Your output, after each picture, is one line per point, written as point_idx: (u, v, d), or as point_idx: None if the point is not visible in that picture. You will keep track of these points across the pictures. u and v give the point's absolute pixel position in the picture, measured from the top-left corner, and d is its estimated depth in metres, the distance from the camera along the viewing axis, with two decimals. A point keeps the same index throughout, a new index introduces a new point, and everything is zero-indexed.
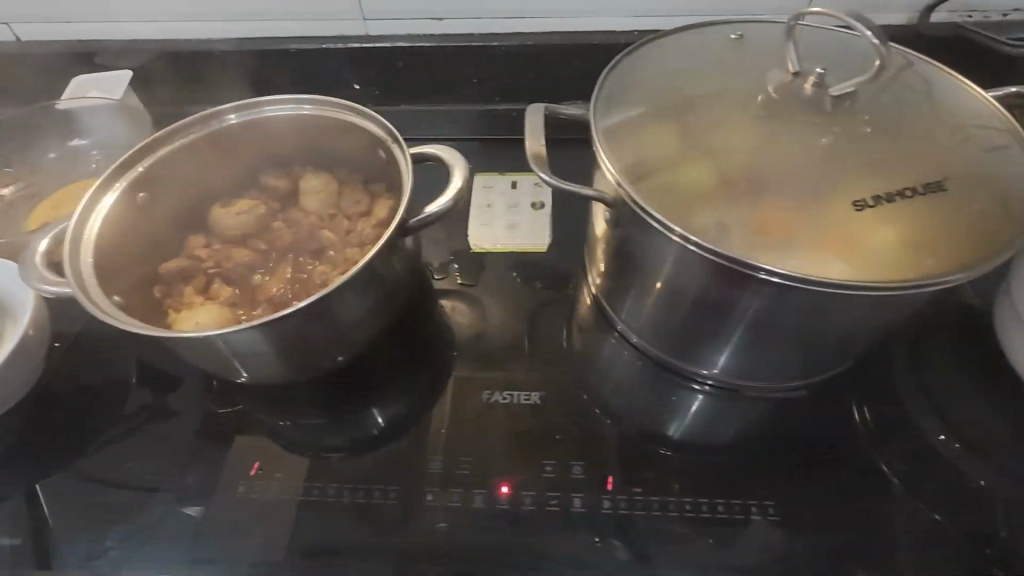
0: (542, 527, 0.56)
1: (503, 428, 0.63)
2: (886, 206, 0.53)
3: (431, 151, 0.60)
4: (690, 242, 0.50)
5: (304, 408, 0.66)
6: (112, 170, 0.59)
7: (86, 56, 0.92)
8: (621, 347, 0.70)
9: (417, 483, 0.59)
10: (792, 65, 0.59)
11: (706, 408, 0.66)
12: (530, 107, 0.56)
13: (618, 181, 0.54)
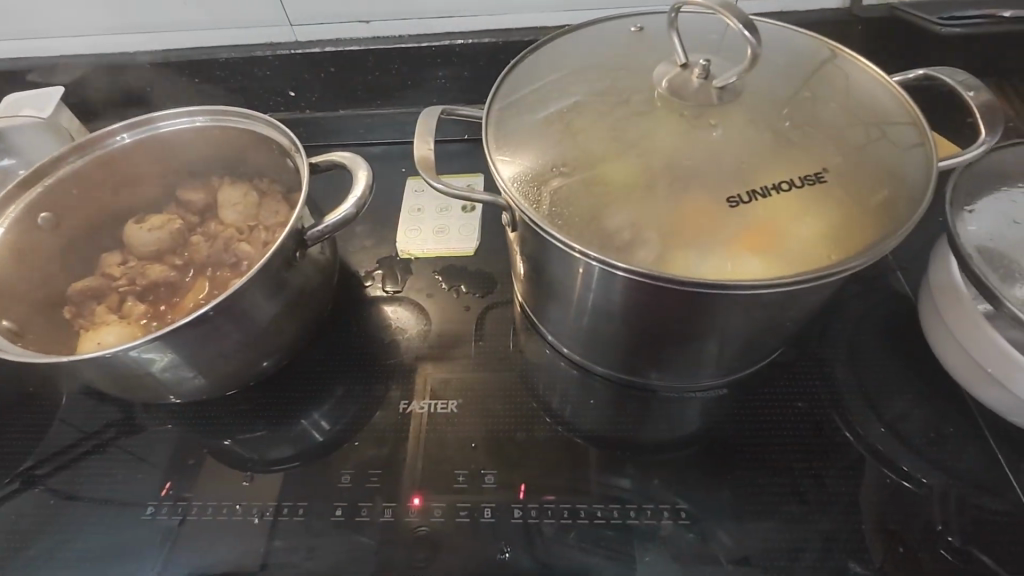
0: (450, 539, 0.55)
1: (418, 438, 0.62)
2: (762, 201, 0.49)
3: (332, 159, 0.59)
4: (591, 255, 0.48)
5: (243, 424, 0.65)
6: (6, 193, 0.59)
7: (19, 74, 0.92)
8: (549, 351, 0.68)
9: (328, 498, 0.59)
10: (678, 57, 0.54)
11: (640, 414, 0.64)
12: (428, 108, 0.54)
13: (512, 188, 0.51)
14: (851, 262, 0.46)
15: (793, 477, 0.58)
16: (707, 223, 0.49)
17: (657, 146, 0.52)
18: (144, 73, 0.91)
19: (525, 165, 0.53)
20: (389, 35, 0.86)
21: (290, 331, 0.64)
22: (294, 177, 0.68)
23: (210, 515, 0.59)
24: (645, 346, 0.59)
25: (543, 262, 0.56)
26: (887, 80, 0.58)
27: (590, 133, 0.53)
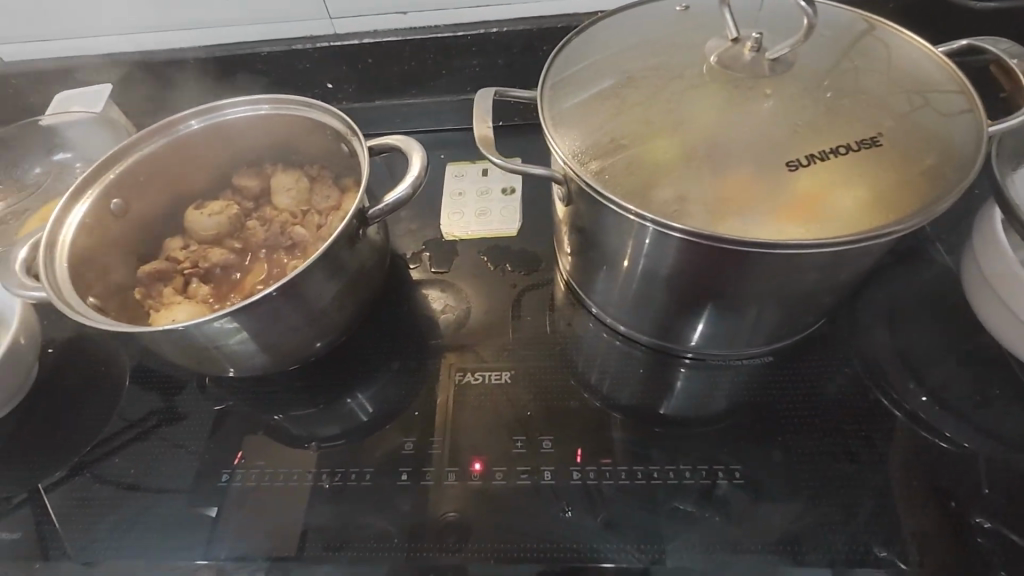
0: (513, 501, 0.58)
1: (475, 408, 0.64)
2: (821, 164, 0.51)
3: (386, 141, 0.61)
4: (646, 218, 0.50)
5: (296, 401, 0.68)
6: (82, 179, 0.62)
7: (68, 72, 0.94)
8: (596, 325, 0.71)
9: (392, 464, 0.62)
10: (729, 32, 0.57)
11: (685, 384, 0.66)
12: (478, 93, 0.56)
13: (570, 161, 0.53)
14: (903, 223, 0.48)
15: (842, 438, 0.60)
16: (759, 190, 0.50)
17: (708, 119, 0.53)
18: (187, 69, 0.94)
19: (579, 140, 0.55)
20: (425, 26, 0.88)
21: (348, 308, 0.66)
22: (348, 162, 0.70)
23: (280, 482, 0.61)
24: (693, 315, 0.61)
25: (596, 233, 0.58)
26: (932, 51, 0.59)
27: (643, 109, 0.55)
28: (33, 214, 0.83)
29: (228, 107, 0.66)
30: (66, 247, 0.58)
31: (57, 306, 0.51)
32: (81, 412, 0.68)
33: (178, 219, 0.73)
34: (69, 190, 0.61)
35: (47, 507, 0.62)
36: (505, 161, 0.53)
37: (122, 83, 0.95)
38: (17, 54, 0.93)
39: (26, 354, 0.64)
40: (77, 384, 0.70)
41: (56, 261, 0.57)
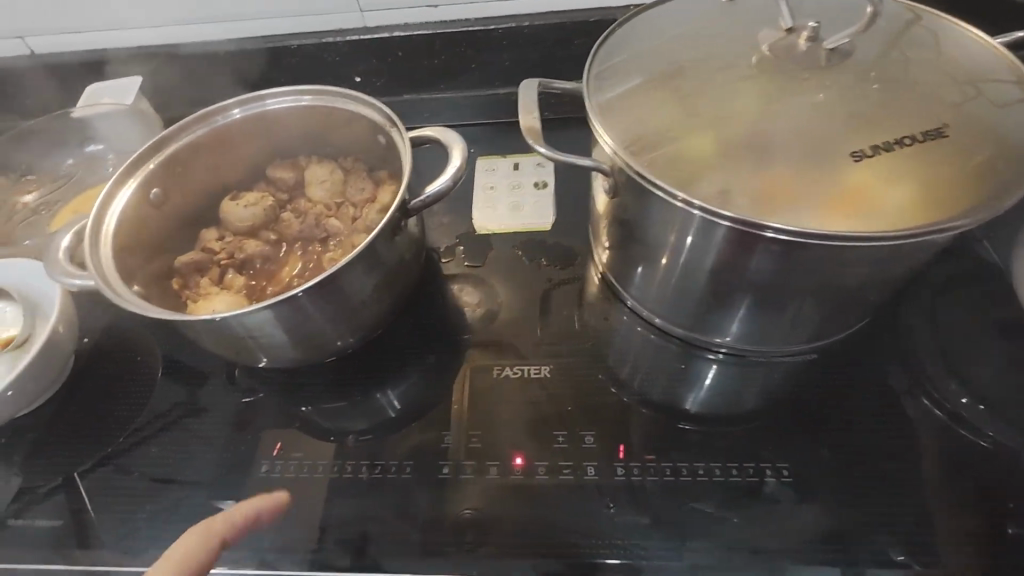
0: (556, 495, 0.57)
1: (514, 402, 0.64)
2: (885, 156, 0.50)
3: (428, 134, 0.61)
4: (693, 206, 0.50)
5: (325, 395, 0.68)
6: (125, 167, 0.61)
7: (100, 65, 0.95)
8: (633, 321, 0.70)
9: (432, 457, 0.61)
10: (784, 22, 0.56)
11: (719, 378, 0.66)
12: (524, 82, 0.56)
13: (618, 150, 0.53)
14: (955, 219, 0.47)
15: (890, 437, 0.59)
16: (807, 184, 0.49)
17: (761, 110, 0.53)
18: (217, 62, 0.94)
19: (624, 131, 0.54)
20: (455, 19, 0.88)
21: (387, 299, 0.66)
22: (385, 154, 0.70)
23: (321, 473, 0.61)
24: (733, 309, 0.60)
25: (639, 221, 0.58)
26: (990, 42, 0.58)
27: (690, 101, 0.54)
28: (66, 207, 0.82)
29: (267, 97, 0.66)
30: (110, 235, 0.58)
31: (107, 295, 0.51)
32: (117, 403, 0.68)
33: (213, 210, 0.73)
34: (112, 178, 0.61)
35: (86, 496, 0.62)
36: (553, 150, 0.52)
37: (153, 76, 0.96)
38: (50, 46, 0.93)
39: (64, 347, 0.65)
40: (112, 376, 0.70)
41: (100, 248, 0.57)
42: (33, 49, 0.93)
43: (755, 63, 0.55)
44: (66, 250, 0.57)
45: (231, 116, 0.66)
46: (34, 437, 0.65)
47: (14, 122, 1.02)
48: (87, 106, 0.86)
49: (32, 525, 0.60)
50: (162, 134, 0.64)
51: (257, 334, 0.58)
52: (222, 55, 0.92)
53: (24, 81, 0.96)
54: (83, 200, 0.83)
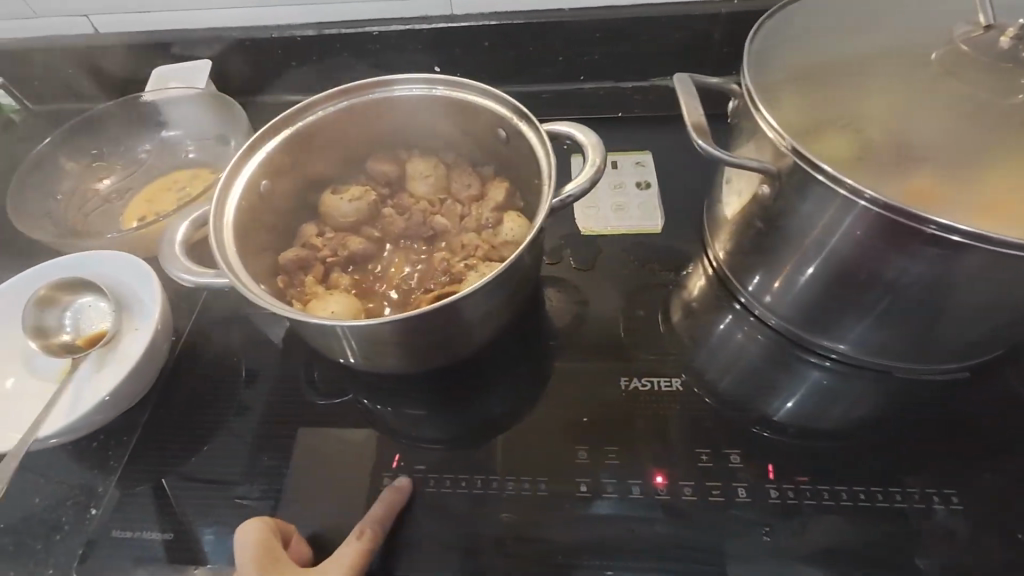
0: (710, 518, 0.52)
1: (648, 415, 0.59)
2: None
3: (566, 131, 0.56)
4: (863, 196, 0.45)
5: (407, 396, 0.61)
6: (242, 154, 0.56)
7: (167, 46, 0.90)
8: (740, 320, 0.66)
9: (569, 472, 0.56)
10: (986, 17, 0.53)
11: (824, 384, 0.62)
12: (673, 76, 0.53)
13: (785, 140, 0.49)
14: None
15: None
16: (953, 191, 0.47)
17: (933, 114, 0.51)
18: (293, 47, 0.89)
19: (783, 120, 0.51)
20: (547, 8, 0.84)
21: (513, 307, 0.60)
22: (495, 149, 0.66)
23: (448, 487, 0.55)
24: (879, 319, 0.55)
25: (785, 217, 0.53)
26: None
27: (849, 99, 0.52)
28: (140, 193, 0.79)
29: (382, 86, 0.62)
30: (231, 227, 0.54)
31: (247, 296, 0.47)
32: (203, 406, 0.61)
33: (310, 203, 0.68)
34: (229, 165, 0.56)
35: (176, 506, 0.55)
36: (712, 143, 0.48)
37: (223, 59, 0.91)
38: (116, 25, 0.88)
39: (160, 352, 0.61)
40: (198, 377, 0.63)
41: (224, 241, 0.52)
42: (97, 28, 0.88)
43: (935, 60, 0.53)
44: (182, 243, 0.53)
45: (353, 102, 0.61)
46: (114, 442, 0.58)
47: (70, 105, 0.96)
48: (158, 90, 0.81)
49: (119, 540, 0.53)
50: (278, 120, 0.60)
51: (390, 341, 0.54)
52: (298, 40, 0.88)
53: (84, 61, 0.91)
54: (158, 187, 0.80)
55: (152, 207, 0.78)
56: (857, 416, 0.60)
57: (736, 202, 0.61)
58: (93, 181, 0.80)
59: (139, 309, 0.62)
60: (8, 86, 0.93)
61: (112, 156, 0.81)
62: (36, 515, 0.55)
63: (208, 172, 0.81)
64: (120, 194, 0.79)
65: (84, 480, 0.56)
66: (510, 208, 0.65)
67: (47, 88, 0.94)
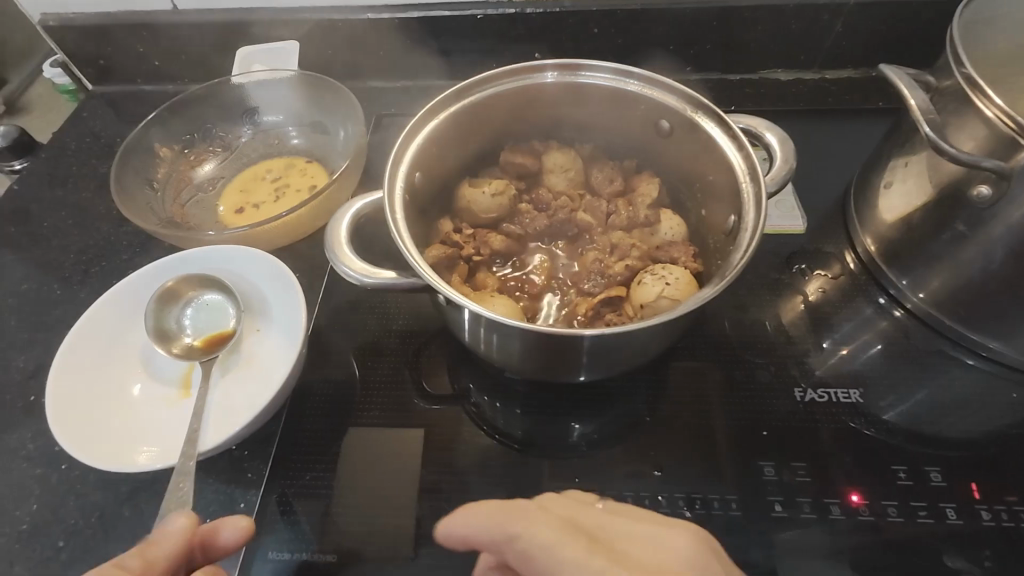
0: (923, 543, 0.48)
1: (827, 430, 0.54)
2: None
3: (752, 128, 0.53)
4: None
5: (541, 398, 0.57)
6: (405, 142, 0.52)
7: (241, 26, 0.80)
8: (881, 313, 0.62)
9: (757, 490, 0.50)
10: None
11: (982, 384, 0.58)
12: (881, 66, 0.52)
13: (1017, 127, 0.46)
14: None
15: None
16: None
17: None
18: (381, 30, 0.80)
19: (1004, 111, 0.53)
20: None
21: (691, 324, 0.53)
22: (650, 144, 0.61)
23: (632, 506, 0.50)
24: None
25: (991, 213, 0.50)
26: None
27: None
28: (237, 179, 0.74)
29: (544, 71, 0.57)
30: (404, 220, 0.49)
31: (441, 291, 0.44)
32: (334, 415, 0.56)
33: (446, 198, 0.63)
34: (392, 154, 0.52)
35: (319, 528, 0.50)
36: (935, 131, 0.47)
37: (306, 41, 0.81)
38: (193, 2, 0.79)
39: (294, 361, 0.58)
40: (328, 382, 0.59)
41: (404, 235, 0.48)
42: (174, 4, 0.79)
43: None
44: (345, 236, 0.50)
45: (510, 85, 0.57)
46: (250, 455, 0.54)
47: (135, 87, 0.89)
48: (246, 74, 0.75)
49: (275, 563, 0.49)
50: (432, 103, 0.55)
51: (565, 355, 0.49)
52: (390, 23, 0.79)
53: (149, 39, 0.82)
54: (253, 174, 0.75)
55: (249, 199, 0.73)
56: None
57: (903, 202, 0.59)
58: (192, 169, 0.76)
59: (272, 313, 0.60)
60: (71, 63, 0.86)
61: (206, 143, 0.77)
62: None
63: (306, 163, 0.76)
64: (216, 183, 0.75)
65: (224, 494, 0.52)
66: (662, 207, 0.61)
67: (112, 66, 0.86)
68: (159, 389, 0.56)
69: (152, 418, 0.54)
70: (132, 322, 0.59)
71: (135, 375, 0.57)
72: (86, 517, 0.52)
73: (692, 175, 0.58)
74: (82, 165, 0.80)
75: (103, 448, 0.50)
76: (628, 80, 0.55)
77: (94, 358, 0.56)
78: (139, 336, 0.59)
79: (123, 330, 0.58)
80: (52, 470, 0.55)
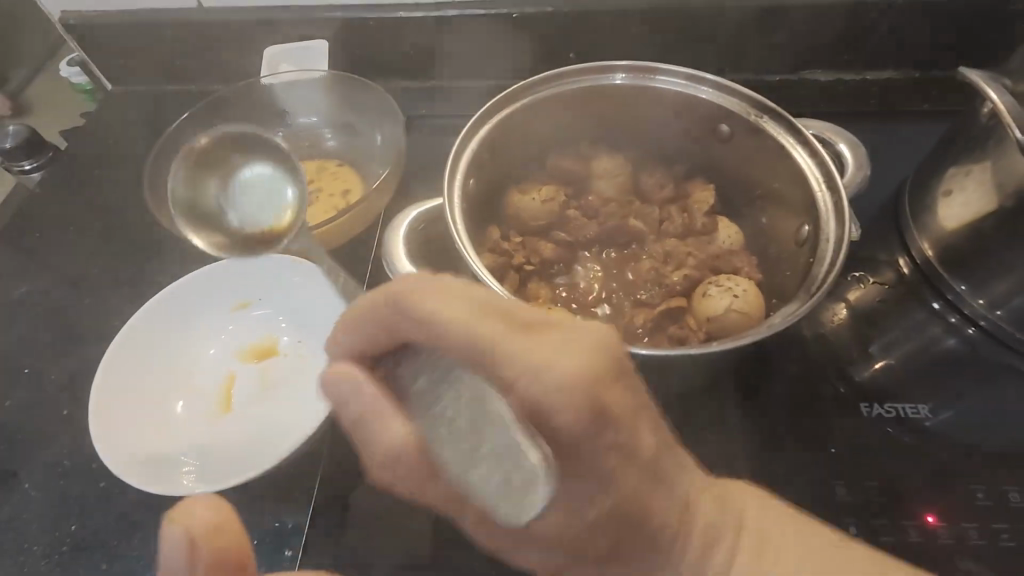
0: (1008, 568, 0.45)
1: (896, 446, 0.51)
2: None
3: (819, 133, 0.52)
4: None
5: None
6: (458, 151, 0.51)
7: (270, 25, 0.77)
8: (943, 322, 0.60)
9: (828, 510, 0.48)
10: None
11: None
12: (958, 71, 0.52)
13: None
14: None
15: None
16: None
17: None
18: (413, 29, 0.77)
19: None
20: None
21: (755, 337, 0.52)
22: (708, 150, 0.59)
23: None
24: None
25: None
26: None
27: None
28: None
29: (609, 73, 0.55)
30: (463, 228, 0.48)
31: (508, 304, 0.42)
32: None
33: (493, 205, 0.61)
34: (446, 162, 0.50)
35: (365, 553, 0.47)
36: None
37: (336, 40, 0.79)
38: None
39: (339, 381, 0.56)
40: None
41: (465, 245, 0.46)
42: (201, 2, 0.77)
43: None
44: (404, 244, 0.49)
45: (564, 89, 0.55)
46: (296, 472, 0.52)
47: (156, 87, 0.86)
48: (277, 74, 0.73)
49: None
50: (484, 109, 0.54)
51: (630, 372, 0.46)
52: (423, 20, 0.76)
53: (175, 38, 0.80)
54: None
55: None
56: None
57: (969, 207, 0.57)
58: None
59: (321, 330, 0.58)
60: (91, 62, 0.84)
61: None
62: None
63: (338, 167, 0.73)
64: None
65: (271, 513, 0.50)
66: (717, 214, 0.59)
67: (133, 66, 0.84)
68: (201, 403, 0.55)
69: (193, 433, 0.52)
70: (171, 336, 0.58)
71: (175, 389, 0.55)
72: (127, 537, 0.50)
73: (756, 182, 0.56)
74: (108, 167, 0.77)
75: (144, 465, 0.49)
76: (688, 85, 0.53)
77: (134, 373, 0.54)
78: (178, 349, 0.57)
79: (163, 343, 0.57)
80: (88, 487, 0.53)
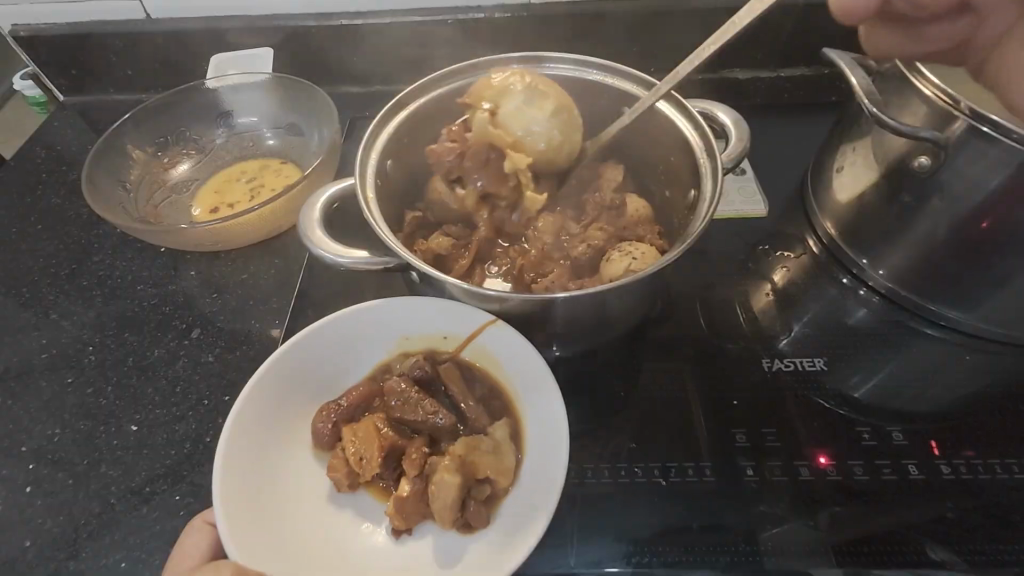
0: (885, 499, 0.50)
1: (790, 401, 0.56)
2: None
3: (721, 116, 0.57)
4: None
5: None
6: (374, 133, 0.55)
7: (216, 34, 0.81)
8: (844, 290, 0.64)
9: (730, 458, 0.53)
10: None
11: (941, 352, 0.60)
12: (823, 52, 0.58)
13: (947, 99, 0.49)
14: None
15: None
16: None
17: None
18: (350, 40, 0.80)
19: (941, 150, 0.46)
20: None
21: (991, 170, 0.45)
22: (614, 131, 0.65)
23: (609, 478, 0.52)
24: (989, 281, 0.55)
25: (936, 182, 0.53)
26: None
27: None
28: (209, 182, 0.75)
29: (507, 65, 0.60)
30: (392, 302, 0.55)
31: (423, 267, 0.47)
32: None
33: (421, 192, 0.66)
34: (365, 140, 0.55)
35: None
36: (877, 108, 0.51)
37: (278, 52, 0.82)
38: (170, 10, 0.79)
39: (419, 308, 0.55)
40: None
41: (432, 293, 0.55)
42: (148, 13, 0.79)
43: None
44: (316, 221, 0.53)
45: (474, 77, 0.59)
46: None
47: (108, 96, 0.89)
48: (217, 77, 0.77)
49: None
50: (402, 94, 0.58)
51: (544, 316, 0.52)
52: (359, 31, 0.79)
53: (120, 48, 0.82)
54: (225, 177, 0.76)
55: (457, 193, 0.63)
56: (981, 397, 0.57)
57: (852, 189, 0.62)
58: (165, 172, 0.77)
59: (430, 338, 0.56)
60: (43, 75, 0.86)
61: (180, 146, 0.79)
62: (151, 531, 0.50)
63: (280, 164, 0.76)
64: (190, 185, 0.76)
65: (205, 482, 0.53)
66: (627, 191, 0.65)
67: (84, 76, 0.86)
68: (288, 431, 0.52)
69: (301, 519, 0.48)
70: (263, 457, 0.49)
71: (281, 494, 0.49)
72: (55, 516, 0.52)
73: (659, 159, 0.62)
74: (56, 170, 0.80)
75: (336, 474, 0.49)
76: (588, 70, 0.59)
77: (286, 514, 0.48)
78: (268, 448, 0.50)
79: (277, 454, 0.50)
80: (18, 471, 0.55)
